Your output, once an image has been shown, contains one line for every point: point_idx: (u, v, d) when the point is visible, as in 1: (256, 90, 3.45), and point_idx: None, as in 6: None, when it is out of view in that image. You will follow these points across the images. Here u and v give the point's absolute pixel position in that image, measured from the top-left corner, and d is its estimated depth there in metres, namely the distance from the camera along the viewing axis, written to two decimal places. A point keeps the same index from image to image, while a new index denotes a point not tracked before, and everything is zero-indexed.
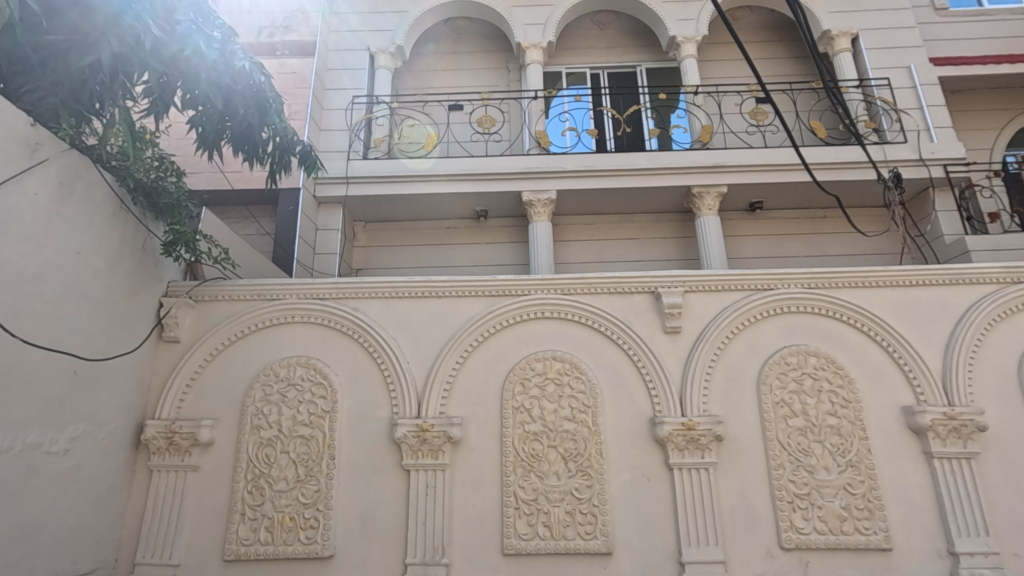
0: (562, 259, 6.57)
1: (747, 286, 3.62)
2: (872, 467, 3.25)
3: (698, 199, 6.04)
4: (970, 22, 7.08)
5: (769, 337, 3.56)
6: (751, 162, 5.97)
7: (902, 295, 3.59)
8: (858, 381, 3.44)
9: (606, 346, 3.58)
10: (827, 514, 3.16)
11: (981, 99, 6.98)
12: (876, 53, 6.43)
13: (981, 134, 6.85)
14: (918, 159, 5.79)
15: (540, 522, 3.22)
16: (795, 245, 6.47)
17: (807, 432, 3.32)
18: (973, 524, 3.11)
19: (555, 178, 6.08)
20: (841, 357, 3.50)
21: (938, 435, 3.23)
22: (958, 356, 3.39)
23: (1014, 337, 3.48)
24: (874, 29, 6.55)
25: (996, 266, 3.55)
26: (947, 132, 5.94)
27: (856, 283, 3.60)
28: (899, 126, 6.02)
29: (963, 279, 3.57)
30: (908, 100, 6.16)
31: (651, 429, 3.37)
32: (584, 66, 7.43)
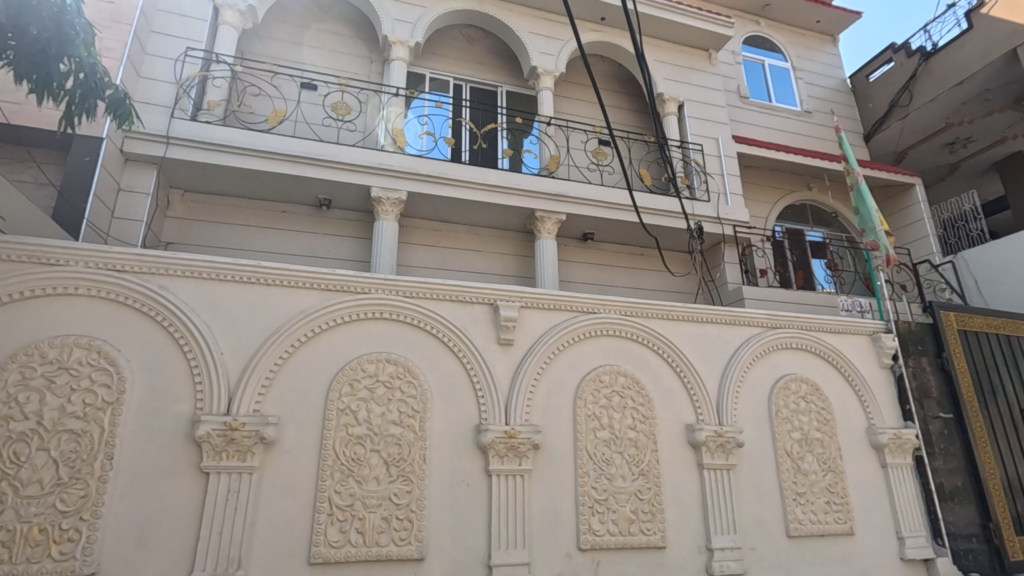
0: (405, 262, 6.48)
1: (575, 308, 3.95)
2: (657, 475, 3.73)
3: (540, 222, 6.45)
4: (763, 112, 8.71)
5: (588, 356, 3.91)
6: (590, 196, 6.55)
7: (695, 329, 4.22)
8: (654, 400, 3.93)
9: (441, 352, 3.61)
10: (619, 517, 3.56)
11: (764, 176, 8.57)
12: (695, 122, 7.55)
13: (761, 205, 8.41)
14: (716, 217, 6.88)
15: (354, 529, 3.10)
16: (616, 276, 7.23)
17: (611, 444, 3.70)
18: (725, 524, 3.75)
19: (408, 180, 6.01)
20: (644, 378, 3.98)
21: (709, 448, 3.84)
22: (730, 384, 4.09)
23: (767, 371, 4.31)
24: (695, 101, 7.68)
25: (761, 313, 4.37)
26: (739, 199, 7.17)
27: (662, 315, 4.14)
28: (706, 187, 7.09)
29: (739, 321, 4.32)
30: (714, 166, 7.31)
31: (476, 436, 3.47)
32: (448, 75, 7.50)
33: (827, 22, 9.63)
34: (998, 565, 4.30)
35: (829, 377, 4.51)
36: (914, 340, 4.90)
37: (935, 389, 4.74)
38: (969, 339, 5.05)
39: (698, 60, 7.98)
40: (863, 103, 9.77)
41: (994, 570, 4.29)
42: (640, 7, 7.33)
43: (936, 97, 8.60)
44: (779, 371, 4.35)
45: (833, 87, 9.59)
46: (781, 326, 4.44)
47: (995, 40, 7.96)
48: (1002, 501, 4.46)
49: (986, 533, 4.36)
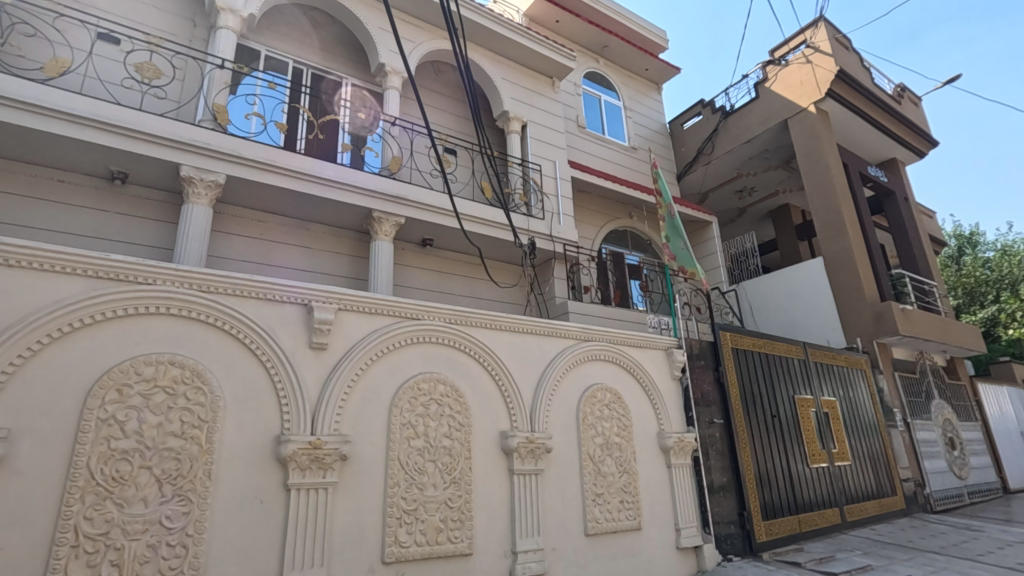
0: (219, 253, 5.80)
1: (397, 314, 3.85)
2: (469, 482, 3.77)
3: (377, 223, 6.24)
4: (596, 143, 9.49)
5: (407, 363, 3.83)
6: (430, 202, 6.51)
7: (516, 339, 4.38)
8: (472, 408, 3.98)
9: (241, 355, 3.26)
10: (427, 527, 3.51)
11: (594, 201, 9.32)
12: (536, 143, 7.95)
13: (590, 227, 9.13)
14: (549, 234, 7.29)
15: (106, 562, 2.60)
16: (453, 284, 7.27)
17: (424, 452, 3.65)
18: (530, 526, 3.91)
19: (228, 162, 5.39)
20: (463, 385, 4.01)
21: (519, 454, 4.00)
22: (544, 393, 4.31)
23: (578, 380, 4.64)
24: (537, 124, 8.10)
25: (576, 326, 4.70)
26: (570, 220, 7.66)
27: (485, 324, 4.23)
28: (542, 205, 7.48)
29: (556, 332, 4.60)
30: (550, 186, 7.75)
31: (275, 448, 3.18)
32: (287, 56, 6.95)
33: (653, 71, 10.88)
34: (748, 546, 5.12)
35: (630, 387, 4.99)
36: (698, 356, 5.67)
37: (711, 398, 5.53)
38: (739, 356, 5.99)
39: (543, 85, 8.45)
40: (677, 147, 11.11)
41: (746, 551, 5.10)
42: (491, 25, 7.55)
43: (731, 150, 10.17)
44: (588, 381, 4.70)
45: (655, 129, 10.82)
46: (593, 339, 4.83)
47: (774, 109, 9.66)
48: (754, 492, 5.34)
49: (741, 520, 5.18)
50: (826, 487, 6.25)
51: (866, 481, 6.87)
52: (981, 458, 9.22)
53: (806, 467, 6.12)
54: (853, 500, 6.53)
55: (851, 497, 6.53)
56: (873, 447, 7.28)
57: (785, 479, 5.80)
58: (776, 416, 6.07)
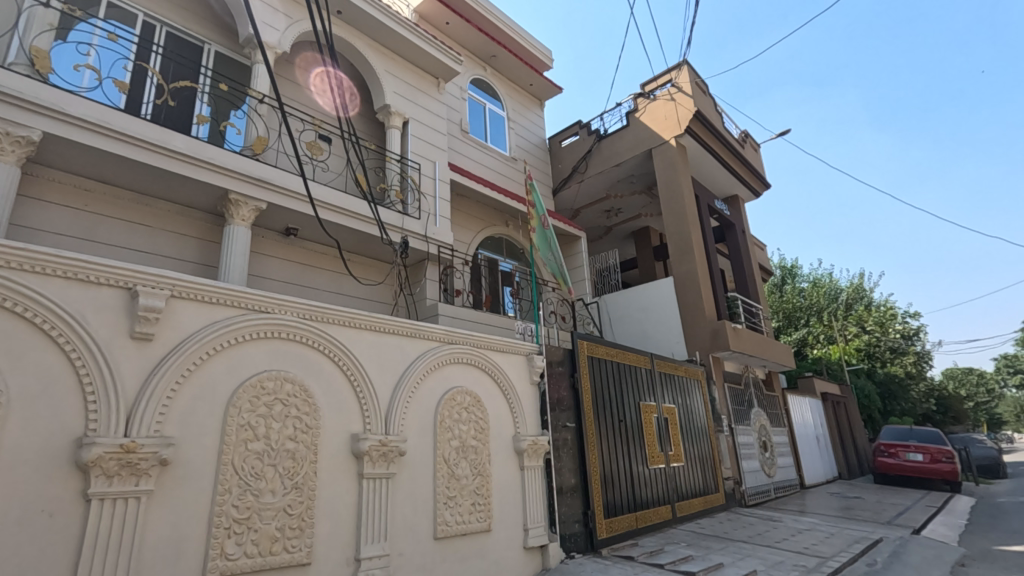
0: (27, 222, 4.91)
1: (242, 306, 3.53)
2: (312, 488, 3.54)
3: (233, 206, 5.70)
4: (478, 149, 9.57)
5: (251, 359, 3.51)
6: (296, 189, 6.10)
7: (376, 339, 4.25)
8: (321, 409, 3.76)
9: (39, 343, 2.77)
10: (260, 537, 3.23)
11: (472, 206, 9.38)
12: (416, 141, 7.78)
13: (466, 232, 9.18)
14: (423, 234, 7.17)
15: None
16: (318, 278, 6.88)
17: (263, 456, 3.36)
18: (377, 532, 3.77)
19: (45, 116, 4.58)
20: (314, 385, 3.77)
21: (371, 458, 3.85)
22: (401, 394, 4.22)
23: (439, 382, 4.61)
24: (419, 122, 7.94)
25: (440, 328, 4.69)
26: (445, 222, 7.61)
27: (343, 322, 4.04)
28: (418, 204, 7.34)
29: (419, 333, 4.54)
30: (428, 187, 7.64)
31: (76, 452, 2.73)
32: (136, 7, 6.12)
33: (537, 87, 11.27)
34: (590, 543, 5.45)
35: (490, 390, 5.06)
36: (557, 363, 5.95)
37: (565, 403, 5.83)
38: (594, 364, 6.39)
39: (428, 84, 8.32)
40: (555, 163, 11.60)
41: (587, 548, 5.41)
42: (377, 14, 7.31)
43: (602, 171, 10.86)
44: (448, 384, 4.69)
45: (535, 143, 11.21)
46: (456, 342, 4.84)
47: (641, 139, 10.50)
48: (598, 492, 5.71)
49: (585, 519, 5.49)
50: (661, 486, 6.86)
51: (695, 480, 7.66)
52: (786, 459, 10.74)
53: (645, 468, 6.68)
54: (683, 497, 7.25)
55: (682, 494, 7.24)
56: (703, 449, 8.15)
57: (627, 480, 6.27)
58: (623, 420, 6.56)
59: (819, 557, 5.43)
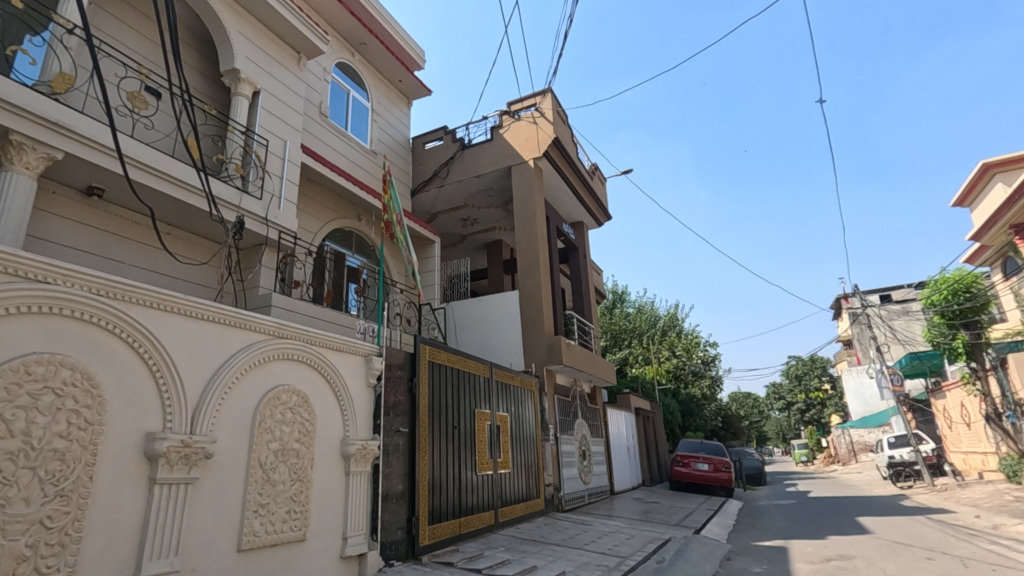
0: None
1: (10, 270, 2.82)
2: (84, 496, 2.94)
3: (14, 149, 4.58)
4: (336, 136, 9.01)
5: (16, 337, 2.80)
6: (105, 142, 5.18)
7: (189, 325, 3.73)
8: (108, 403, 3.16)
9: None
10: (2, 556, 2.55)
11: (323, 195, 8.83)
12: (265, 115, 7.01)
13: (313, 221, 8.60)
14: (263, 217, 6.52)
15: None
16: (124, 250, 5.92)
17: (18, 457, 2.68)
18: (165, 546, 3.26)
19: None
20: (101, 374, 3.16)
21: (168, 460, 3.34)
22: (214, 390, 3.74)
23: (262, 379, 4.19)
24: (273, 95, 7.21)
25: (270, 321, 4.28)
26: (291, 207, 7.01)
27: (149, 302, 3.47)
28: (261, 183, 6.66)
29: (244, 324, 4.09)
30: (275, 166, 6.97)
31: None
32: None
33: (406, 85, 11.04)
34: (411, 550, 5.37)
35: (319, 391, 4.73)
36: (396, 366, 5.81)
37: (401, 407, 5.71)
38: (434, 369, 6.38)
39: (288, 56, 7.63)
40: (416, 164, 11.40)
41: (408, 555, 5.31)
42: None
43: (462, 180, 10.96)
44: (273, 381, 4.27)
45: (398, 140, 10.93)
46: (286, 337, 4.46)
47: (503, 154, 10.83)
48: (424, 498, 5.68)
49: (408, 525, 5.41)
50: (487, 492, 7.03)
51: (518, 487, 7.98)
52: (600, 466, 11.73)
53: (473, 474, 6.81)
54: (506, 503, 7.51)
55: (505, 500, 7.50)
56: (529, 456, 8.55)
57: (454, 486, 6.32)
58: (456, 427, 6.63)
59: (619, 556, 6.01)
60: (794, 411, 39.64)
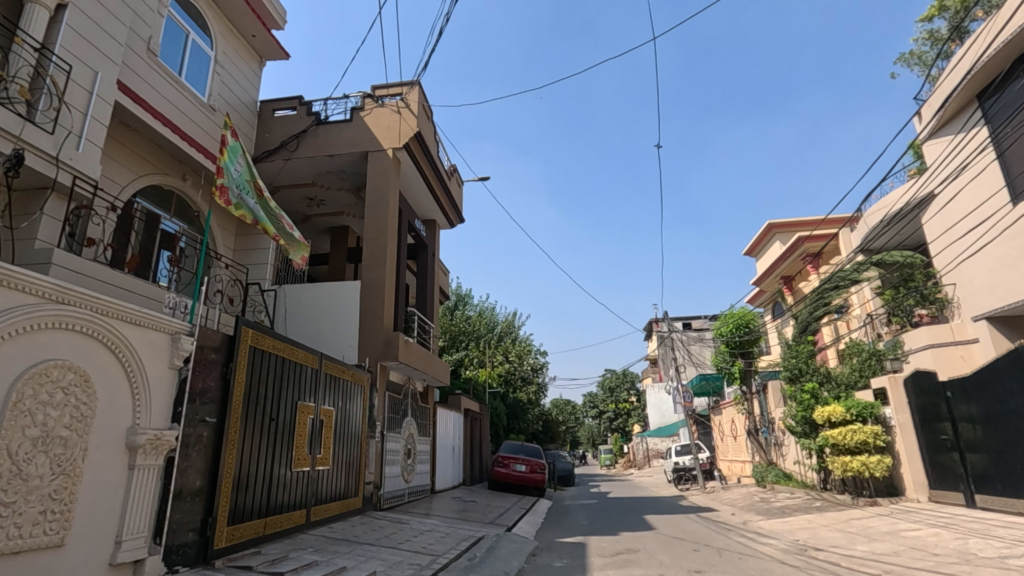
0: None
1: None
2: None
3: None
4: (167, 80, 7.74)
5: None
6: None
7: None
8: None
9: None
10: None
11: (137, 143, 7.55)
12: (72, 36, 5.82)
13: (123, 171, 7.34)
14: (52, 156, 5.36)
15: None
16: None
17: None
18: None
19: None
20: None
21: None
22: None
23: (26, 351, 3.42)
24: (84, 14, 5.99)
25: (49, 282, 3.54)
26: (93, 150, 5.88)
27: None
28: (54, 115, 5.47)
29: (11, 283, 3.32)
30: (76, 98, 5.79)
31: None
32: None
33: (260, 41, 10.00)
34: (202, 554, 4.79)
35: (106, 368, 4.01)
36: (210, 348, 5.20)
37: (210, 395, 5.11)
38: (254, 355, 5.84)
39: None
40: (261, 130, 10.35)
41: (197, 560, 4.73)
42: None
43: (313, 157, 10.27)
44: (42, 354, 3.53)
45: (244, 100, 9.83)
46: (69, 304, 3.73)
47: (361, 137, 10.35)
48: (226, 496, 5.14)
49: (202, 527, 4.83)
50: (301, 490, 6.59)
51: (336, 485, 7.61)
52: (424, 466, 11.71)
53: (287, 471, 6.33)
54: (321, 501, 7.10)
55: (320, 499, 7.10)
56: (351, 454, 8.21)
57: (263, 483, 5.82)
58: (273, 419, 6.11)
59: (432, 556, 6.04)
60: (605, 419, 43.75)
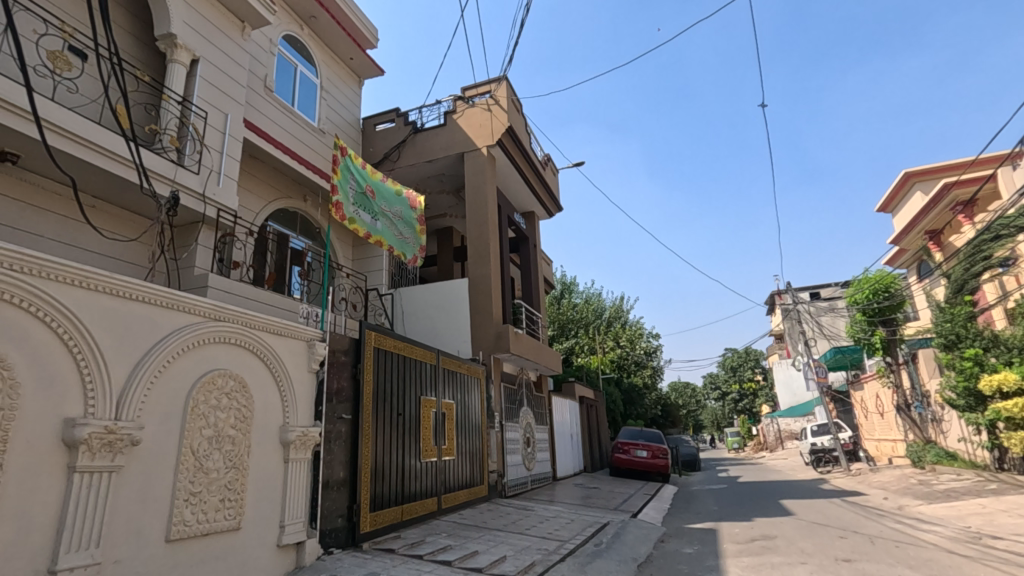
0: None
1: None
2: None
3: None
4: (283, 112, 8.54)
5: None
6: (22, 105, 4.61)
7: (119, 307, 3.49)
8: (23, 386, 2.91)
9: None
10: None
11: (265, 173, 8.43)
12: (205, 86, 6.63)
13: (255, 199, 8.24)
14: (199, 193, 6.16)
15: None
16: (46, 224, 5.41)
17: None
18: (84, 537, 3.02)
19: None
20: (15, 355, 2.90)
21: (90, 448, 3.10)
22: (144, 372, 3.52)
23: (196, 363, 3.98)
24: (213, 65, 6.79)
25: (207, 302, 4.08)
26: (230, 184, 6.67)
27: (72, 281, 3.22)
28: (198, 157, 6.27)
29: (179, 306, 3.88)
30: (214, 139, 6.58)
31: None
32: None
33: (357, 63, 10.69)
34: (351, 537, 5.30)
35: (258, 375, 4.55)
36: (341, 351, 5.71)
37: (344, 394, 5.61)
38: (379, 355, 6.30)
39: (229, 23, 7.17)
40: (366, 146, 11.07)
41: (347, 543, 5.25)
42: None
43: (414, 164, 10.81)
44: (208, 365, 4.08)
45: (348, 120, 10.57)
46: (224, 320, 4.27)
47: (456, 140, 10.71)
48: (366, 485, 5.63)
49: (349, 513, 5.33)
50: (431, 478, 7.03)
51: (462, 473, 8.02)
52: (544, 454, 11.94)
53: (417, 461, 6.78)
54: (450, 489, 7.54)
55: (449, 486, 7.52)
56: (474, 444, 8.60)
57: (397, 473, 6.29)
58: (401, 414, 6.57)
59: (559, 541, 6.16)
60: (729, 400, 41.55)
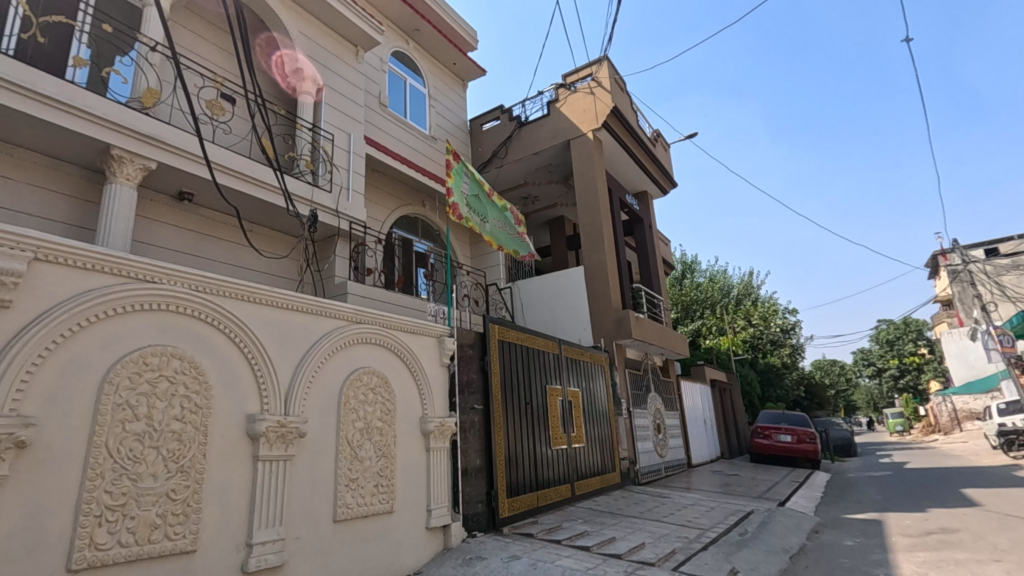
0: None
1: (129, 273, 3.12)
2: (201, 472, 3.22)
3: (115, 163, 4.90)
4: (397, 124, 9.11)
5: (134, 331, 3.09)
6: (193, 151, 5.41)
7: (280, 316, 3.97)
8: (214, 388, 3.42)
9: None
10: (137, 524, 2.88)
11: (387, 184, 9.05)
12: (330, 111, 7.29)
13: (380, 209, 8.89)
14: (333, 209, 6.79)
15: None
16: (217, 249, 6.27)
17: (143, 438, 2.98)
18: (270, 516, 3.51)
19: None
20: (206, 363, 3.42)
21: (267, 440, 3.59)
22: (304, 373, 3.98)
23: (345, 362, 4.41)
24: (335, 91, 7.44)
25: (349, 307, 4.50)
26: (358, 197, 7.27)
27: (242, 296, 3.71)
28: (329, 177, 6.92)
29: (327, 312, 4.33)
30: (341, 158, 7.21)
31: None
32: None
33: (460, 67, 11.06)
34: (492, 522, 5.57)
35: (398, 371, 4.94)
36: (468, 345, 5.99)
37: (474, 385, 5.89)
38: (503, 348, 6.52)
39: (344, 49, 7.80)
40: (475, 146, 11.43)
41: (489, 526, 5.52)
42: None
43: (521, 158, 10.96)
44: (355, 363, 4.51)
45: (457, 123, 10.98)
46: (365, 323, 4.68)
47: (561, 129, 10.67)
48: (501, 472, 5.87)
49: (488, 498, 5.60)
50: (563, 465, 7.15)
51: (593, 460, 8.04)
52: (676, 440, 11.56)
53: (548, 448, 6.93)
54: (582, 476, 7.60)
55: (581, 473, 7.59)
56: (603, 431, 8.58)
57: (530, 460, 6.48)
58: (528, 403, 6.75)
59: (700, 529, 5.96)
60: (888, 377, 37.04)
